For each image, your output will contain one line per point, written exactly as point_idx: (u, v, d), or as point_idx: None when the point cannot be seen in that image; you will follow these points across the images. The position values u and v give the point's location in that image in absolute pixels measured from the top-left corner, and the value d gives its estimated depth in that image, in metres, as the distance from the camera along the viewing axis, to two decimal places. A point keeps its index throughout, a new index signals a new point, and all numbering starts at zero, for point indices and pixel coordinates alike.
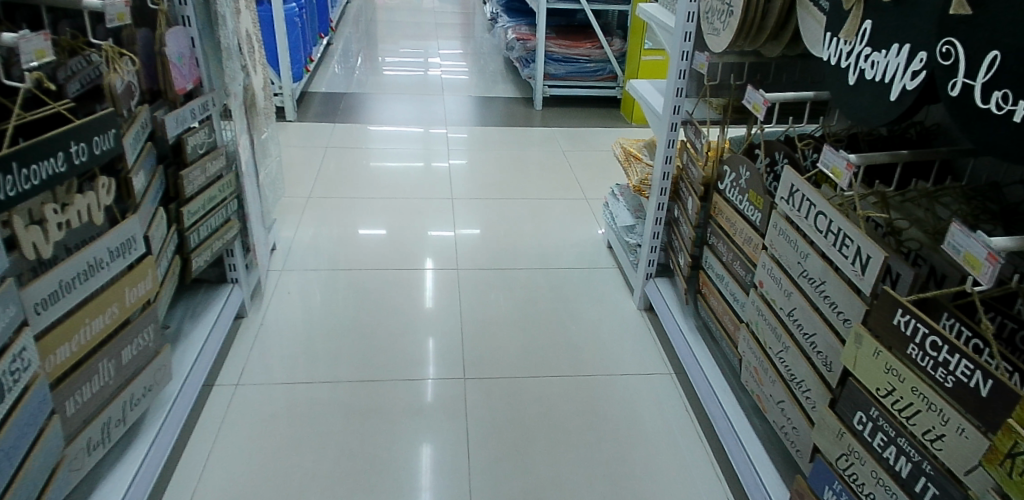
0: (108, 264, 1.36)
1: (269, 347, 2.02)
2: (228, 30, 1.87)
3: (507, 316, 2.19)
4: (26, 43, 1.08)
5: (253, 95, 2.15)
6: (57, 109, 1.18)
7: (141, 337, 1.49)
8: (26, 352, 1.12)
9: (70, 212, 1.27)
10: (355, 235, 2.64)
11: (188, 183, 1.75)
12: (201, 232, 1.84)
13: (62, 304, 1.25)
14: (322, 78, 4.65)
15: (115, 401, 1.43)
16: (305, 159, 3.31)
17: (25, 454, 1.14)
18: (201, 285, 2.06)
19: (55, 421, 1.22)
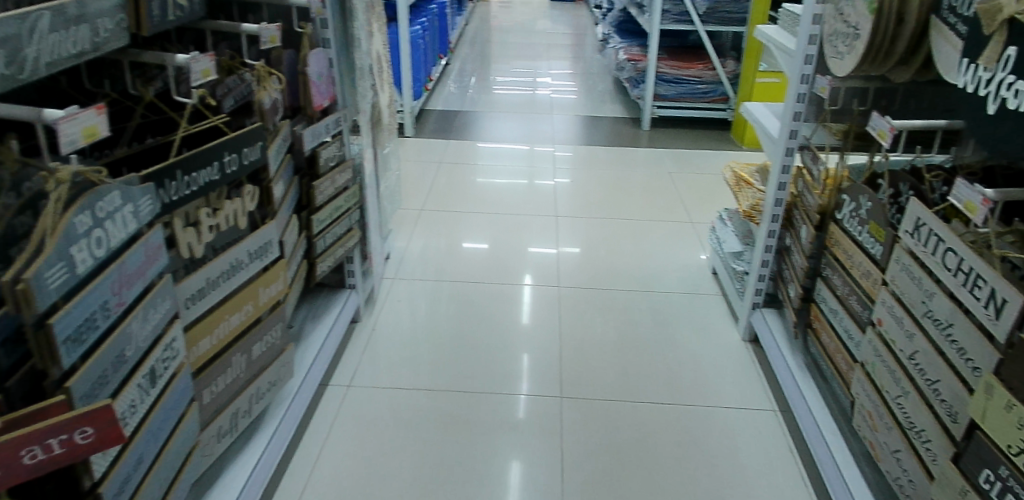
0: (247, 265, 1.48)
1: (378, 352, 2.12)
2: (361, 50, 2.00)
3: (607, 338, 2.20)
4: (196, 64, 1.20)
5: (379, 112, 2.28)
6: (215, 122, 1.31)
7: (269, 335, 1.61)
8: (175, 342, 1.19)
9: (220, 216, 1.40)
10: (460, 248, 2.73)
11: (318, 192, 1.88)
12: (327, 239, 1.97)
13: (206, 300, 1.38)
14: (438, 96, 4.83)
15: (243, 393, 1.55)
16: (418, 173, 3.46)
17: (167, 436, 1.20)
18: (322, 290, 2.19)
19: (191, 411, 1.28)
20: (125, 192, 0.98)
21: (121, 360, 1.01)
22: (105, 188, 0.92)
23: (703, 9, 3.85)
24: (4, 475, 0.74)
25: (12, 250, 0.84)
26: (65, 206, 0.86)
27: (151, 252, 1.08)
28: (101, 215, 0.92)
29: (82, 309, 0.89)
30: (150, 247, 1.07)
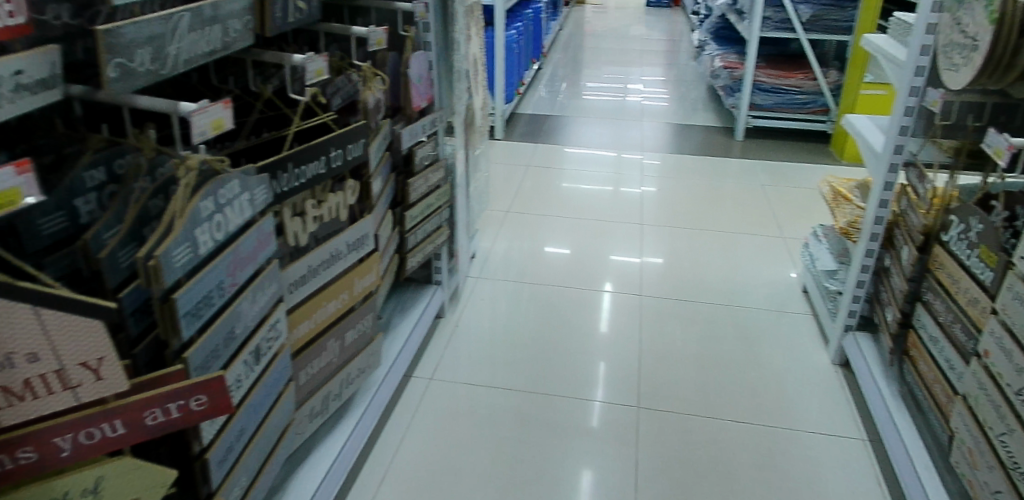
0: (344, 256, 1.55)
1: (460, 348, 2.17)
2: (460, 54, 2.06)
3: (689, 350, 2.17)
4: (311, 64, 1.28)
5: (472, 115, 2.34)
6: (325, 119, 1.38)
7: (361, 323, 1.69)
8: (278, 323, 1.26)
9: (324, 208, 1.48)
10: (543, 251, 2.75)
11: (412, 190, 1.95)
12: (418, 235, 2.03)
13: (308, 286, 1.46)
14: (529, 100, 4.88)
15: (335, 378, 1.63)
16: (506, 175, 3.51)
17: (266, 413, 1.27)
18: (410, 284, 2.27)
19: (288, 390, 1.35)
20: (243, 182, 1.05)
21: (232, 336, 1.08)
22: (226, 177, 0.99)
23: (806, 17, 3.73)
24: (124, 435, 0.74)
25: (146, 228, 0.92)
26: (191, 192, 0.94)
27: (262, 238, 1.15)
28: (222, 202, 1.00)
29: (202, 285, 0.97)
30: (262, 233, 1.15)
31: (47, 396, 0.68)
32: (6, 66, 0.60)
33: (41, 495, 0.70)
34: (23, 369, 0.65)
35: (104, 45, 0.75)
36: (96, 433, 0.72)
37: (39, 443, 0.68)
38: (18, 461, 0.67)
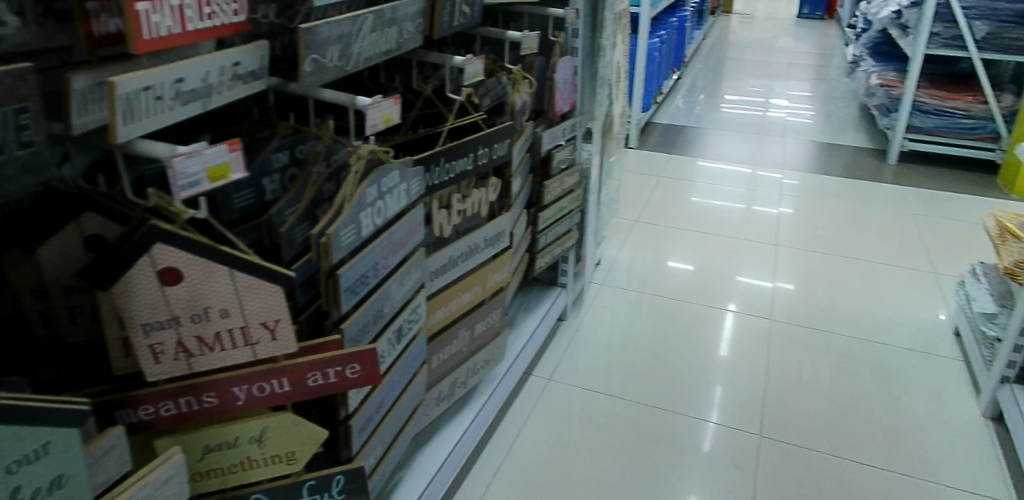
0: (481, 250, 1.62)
1: (580, 352, 2.19)
2: (605, 60, 2.07)
3: (817, 382, 2.07)
4: (470, 65, 1.35)
5: (611, 121, 2.34)
6: (476, 118, 1.44)
7: (490, 316, 1.74)
8: (419, 308, 1.34)
9: (468, 203, 1.55)
10: (670, 265, 2.71)
11: (547, 192, 1.98)
12: (548, 237, 2.07)
13: (447, 276, 1.53)
14: (667, 109, 4.82)
15: (462, 366, 1.69)
16: (637, 185, 3.48)
17: (401, 391, 1.34)
18: (536, 285, 2.31)
19: (421, 372, 1.43)
20: (403, 172, 1.13)
21: (380, 315, 1.16)
22: (388, 167, 1.07)
23: (981, 34, 3.42)
24: (288, 392, 0.82)
25: (319, 209, 1.01)
26: (360, 178, 1.02)
27: (413, 227, 1.23)
28: (384, 190, 1.08)
29: (361, 265, 1.05)
30: (413, 222, 1.23)
31: (232, 349, 0.76)
32: (229, 57, 0.69)
33: (214, 437, 0.80)
34: (216, 322, 0.73)
35: (304, 41, 0.84)
36: (266, 387, 0.80)
37: (220, 389, 0.77)
38: (202, 404, 0.77)
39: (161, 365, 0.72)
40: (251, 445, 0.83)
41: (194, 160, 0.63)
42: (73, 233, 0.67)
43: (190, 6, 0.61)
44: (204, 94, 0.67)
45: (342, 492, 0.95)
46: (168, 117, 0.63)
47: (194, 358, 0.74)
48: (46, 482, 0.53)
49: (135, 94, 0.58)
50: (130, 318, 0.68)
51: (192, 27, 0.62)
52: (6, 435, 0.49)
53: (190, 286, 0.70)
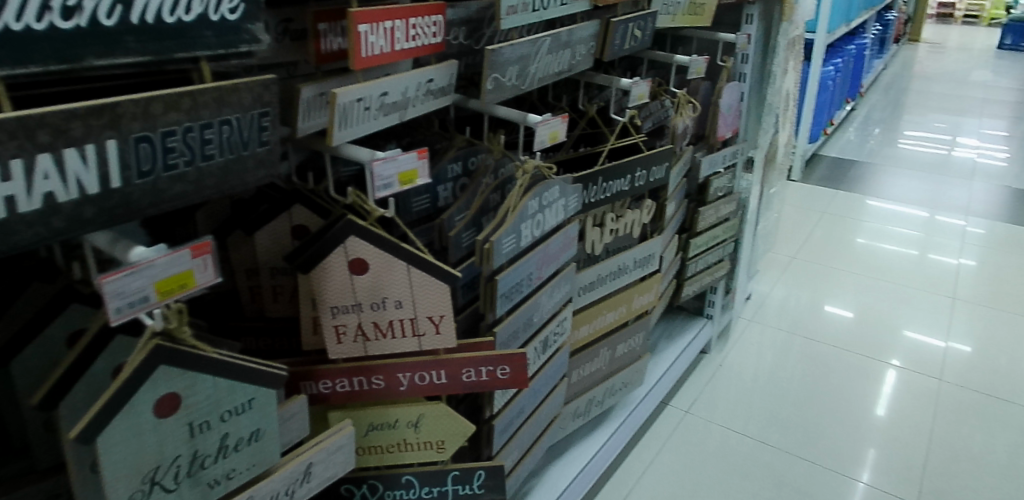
0: (630, 270, 1.62)
1: (722, 388, 2.12)
2: (774, 87, 2.00)
3: (990, 457, 1.88)
4: (636, 88, 1.37)
5: (775, 150, 2.26)
6: (637, 140, 1.45)
7: (632, 339, 1.74)
8: (565, 322, 1.37)
9: (621, 223, 1.56)
10: (827, 308, 2.57)
11: (702, 218, 1.95)
12: (698, 265, 2.04)
13: (594, 292, 1.54)
14: (837, 142, 4.56)
15: (600, 385, 1.70)
16: (797, 220, 3.33)
17: (540, 401, 1.38)
18: (681, 313, 2.27)
19: (561, 385, 1.45)
20: (563, 188, 1.17)
21: (529, 323, 1.21)
22: (551, 182, 1.12)
23: None
24: (444, 383, 0.89)
25: (485, 217, 1.08)
26: (524, 191, 1.08)
27: (568, 241, 1.27)
28: (545, 203, 1.12)
29: (517, 273, 1.11)
30: (568, 236, 1.27)
31: (401, 337, 0.84)
32: (425, 74, 0.77)
33: (377, 416, 0.89)
34: (390, 311, 0.82)
35: (489, 62, 0.91)
36: (426, 377, 0.87)
37: (387, 374, 0.85)
38: (371, 385, 0.85)
39: (342, 346, 0.81)
40: (408, 429, 0.92)
41: (390, 164, 0.71)
42: (284, 222, 0.78)
43: (400, 28, 0.69)
44: (402, 107, 0.75)
45: (481, 488, 1.01)
46: (372, 125, 0.71)
47: (369, 342, 0.83)
48: (246, 433, 0.62)
49: (350, 104, 0.66)
50: (321, 300, 0.78)
51: (400, 47, 0.70)
52: (224, 386, 0.58)
53: (372, 277, 0.79)
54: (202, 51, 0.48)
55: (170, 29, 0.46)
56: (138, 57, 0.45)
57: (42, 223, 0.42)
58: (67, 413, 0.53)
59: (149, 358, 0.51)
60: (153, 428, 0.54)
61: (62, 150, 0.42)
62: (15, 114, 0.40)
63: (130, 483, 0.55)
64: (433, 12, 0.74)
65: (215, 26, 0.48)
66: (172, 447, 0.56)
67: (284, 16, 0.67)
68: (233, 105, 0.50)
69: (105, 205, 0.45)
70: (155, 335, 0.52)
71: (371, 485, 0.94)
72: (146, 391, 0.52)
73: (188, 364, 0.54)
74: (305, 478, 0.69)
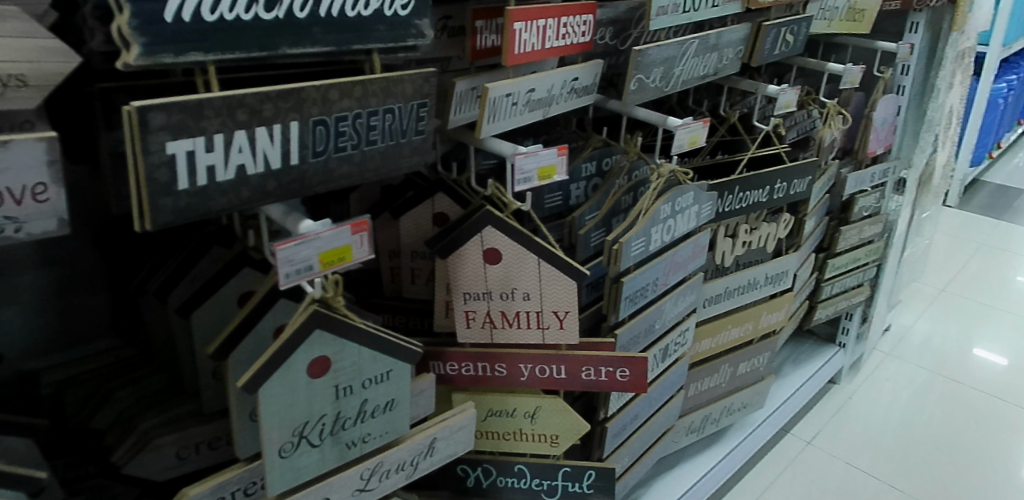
0: (760, 286, 1.55)
1: (849, 423, 1.99)
2: (937, 103, 1.86)
3: None
4: (783, 95, 1.32)
5: (931, 171, 2.10)
6: (780, 150, 1.39)
7: (756, 358, 1.65)
8: (687, 332, 1.34)
9: (755, 235, 1.49)
10: (980, 351, 2.35)
11: (842, 239, 1.84)
12: (834, 288, 1.93)
13: (720, 305, 1.49)
14: (1004, 168, 4.16)
15: (719, 402, 1.63)
16: (950, 250, 3.07)
17: (654, 410, 1.35)
18: (811, 338, 2.16)
19: (677, 398, 1.42)
20: (697, 195, 1.15)
21: (650, 329, 1.19)
22: (686, 188, 1.10)
23: None
24: (564, 379, 0.90)
25: (615, 218, 1.08)
26: (657, 195, 1.07)
27: (697, 250, 1.25)
28: (678, 209, 1.11)
29: (642, 278, 1.10)
30: (698, 244, 1.24)
31: (526, 328, 0.87)
32: (570, 73, 0.78)
33: (497, 403, 0.93)
34: (519, 303, 0.84)
35: (634, 62, 0.91)
36: (547, 370, 0.89)
37: (510, 363, 0.87)
38: (494, 372, 0.88)
39: (470, 330, 0.85)
40: (525, 419, 0.94)
41: (531, 159, 0.73)
42: (427, 208, 0.83)
43: (551, 27, 0.71)
44: (547, 104, 0.77)
45: (590, 488, 1.01)
46: (517, 121, 0.73)
47: (496, 329, 0.86)
48: (382, 402, 0.66)
49: (500, 99, 0.69)
50: (455, 285, 0.82)
51: (551, 45, 0.72)
52: (367, 355, 0.63)
53: (505, 267, 0.82)
54: (375, 43, 0.52)
55: (351, 22, 0.50)
56: (322, 46, 0.49)
57: (233, 193, 0.48)
58: (235, 365, 0.59)
59: (307, 321, 0.56)
60: (305, 386, 0.60)
61: (254, 128, 0.47)
62: (221, 94, 0.45)
63: (283, 435, 0.60)
64: (585, 12, 0.76)
65: (388, 21, 0.52)
66: (319, 405, 0.62)
67: (444, 13, 0.71)
68: (397, 95, 0.54)
69: (284, 180, 0.50)
70: (313, 301, 0.57)
71: (485, 469, 0.97)
72: (303, 351, 0.58)
73: (339, 331, 0.59)
74: (429, 452, 0.73)
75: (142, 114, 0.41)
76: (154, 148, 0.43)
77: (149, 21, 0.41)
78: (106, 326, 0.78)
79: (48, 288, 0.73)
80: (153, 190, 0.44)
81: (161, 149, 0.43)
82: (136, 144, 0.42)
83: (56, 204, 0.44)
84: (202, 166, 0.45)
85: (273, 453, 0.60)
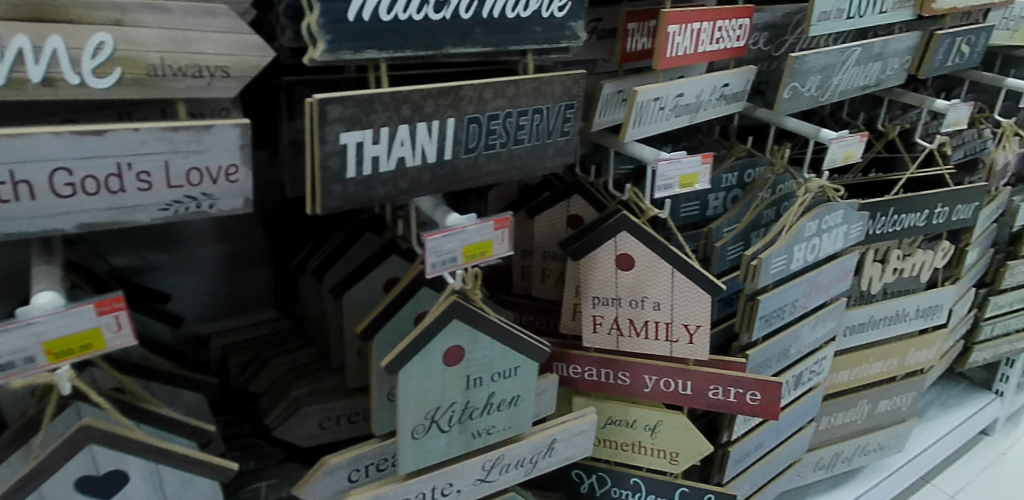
0: (910, 319, 1.43)
1: (1003, 481, 1.80)
2: None
3: None
4: (953, 112, 1.22)
5: None
6: (944, 172, 1.27)
7: (899, 397, 1.51)
8: (823, 361, 1.25)
9: (908, 262, 1.38)
10: None
11: (1009, 274, 1.67)
12: (995, 328, 1.75)
13: (863, 335, 1.39)
14: None
15: (854, 439, 1.50)
16: None
17: (781, 440, 1.28)
18: (962, 382, 1.97)
19: (806, 429, 1.32)
20: (846, 214, 1.08)
21: (784, 354, 1.14)
22: (835, 206, 1.04)
23: None
24: (689, 395, 0.88)
25: (755, 233, 1.05)
26: (803, 211, 1.02)
27: (841, 273, 1.17)
28: (824, 227, 1.05)
29: (779, 298, 1.06)
30: (843, 268, 1.17)
31: (653, 338, 0.86)
32: (721, 79, 0.76)
33: (617, 412, 0.92)
34: (648, 312, 0.84)
35: (790, 69, 0.87)
36: (672, 384, 0.87)
37: (634, 373, 0.86)
38: (617, 379, 0.87)
39: (596, 335, 0.85)
40: (645, 432, 0.93)
41: (673, 166, 0.72)
42: (563, 209, 0.84)
43: (706, 31, 0.70)
44: (694, 109, 0.75)
45: None
46: (663, 126, 0.73)
47: (622, 337, 0.86)
48: (508, 397, 0.68)
49: (648, 103, 0.69)
50: (586, 288, 0.82)
51: (703, 49, 0.71)
52: (498, 349, 0.64)
53: (637, 274, 0.81)
54: (531, 45, 0.54)
55: (510, 24, 0.52)
56: (483, 47, 0.51)
57: (392, 184, 0.50)
58: (379, 346, 0.63)
59: (446, 311, 0.59)
60: (440, 373, 0.62)
61: (416, 123, 0.49)
62: (390, 89, 0.48)
63: (416, 417, 0.63)
64: (741, 16, 0.74)
65: (544, 23, 0.53)
66: (450, 392, 0.64)
67: (596, 15, 0.71)
68: (547, 96, 0.55)
69: (438, 174, 0.52)
70: (453, 292, 0.60)
71: (599, 477, 0.97)
72: (440, 339, 0.60)
73: (474, 323, 0.61)
74: (549, 452, 0.74)
75: (322, 106, 0.45)
76: (329, 138, 0.46)
77: (334, 19, 0.44)
78: (267, 298, 0.86)
79: (221, 260, 0.81)
80: (325, 176, 0.47)
81: (335, 139, 0.46)
82: (315, 134, 0.45)
83: (244, 185, 0.48)
84: (368, 156, 0.48)
85: (406, 434, 0.63)
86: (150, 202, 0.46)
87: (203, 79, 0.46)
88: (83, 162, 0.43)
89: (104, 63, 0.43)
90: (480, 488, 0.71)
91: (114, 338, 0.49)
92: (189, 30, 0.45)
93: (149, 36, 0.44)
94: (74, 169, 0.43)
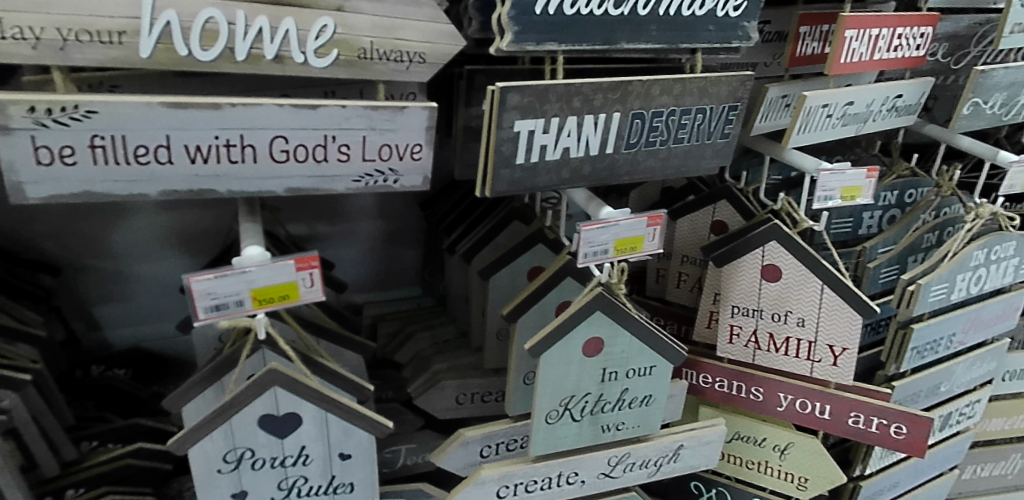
0: None
1: None
2: None
3: None
4: None
5: None
6: None
7: None
8: (976, 404, 1.15)
9: None
10: None
11: None
12: None
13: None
14: None
15: (1004, 495, 1.36)
16: None
17: (920, 482, 1.18)
18: None
19: (950, 475, 1.22)
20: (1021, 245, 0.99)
21: (934, 390, 1.05)
22: (1008, 235, 0.96)
23: None
24: (827, 419, 0.84)
25: (913, 258, 0.98)
26: (971, 238, 0.95)
27: (1009, 311, 1.07)
28: (994, 257, 0.97)
29: (935, 329, 0.98)
30: (1010, 305, 1.07)
31: (794, 356, 0.83)
32: (895, 89, 0.72)
33: (746, 428, 0.90)
34: (792, 327, 0.81)
35: (973, 83, 0.81)
36: (809, 406, 0.83)
37: (769, 389, 0.84)
38: (750, 394, 0.85)
39: (732, 346, 0.84)
40: (773, 452, 0.90)
41: (836, 178, 0.69)
42: (709, 213, 0.83)
43: (885, 37, 0.67)
44: (863, 119, 0.72)
45: None
46: (828, 135, 0.70)
47: (759, 352, 0.83)
48: (640, 395, 0.68)
49: (815, 110, 0.67)
50: (727, 297, 0.81)
51: (880, 57, 0.67)
52: (635, 347, 0.65)
53: (784, 287, 0.78)
54: (703, 43, 0.53)
55: (685, 21, 0.52)
56: (656, 43, 0.52)
57: (555, 173, 0.52)
58: (522, 330, 0.65)
59: (591, 303, 0.60)
60: (577, 362, 0.63)
61: (584, 116, 0.51)
62: (565, 81, 0.49)
63: (551, 403, 0.64)
64: (924, 23, 0.70)
65: (718, 21, 0.53)
66: (584, 383, 0.65)
67: (766, 17, 0.70)
68: (710, 96, 0.55)
69: (598, 166, 0.53)
70: (598, 285, 0.61)
71: (720, 492, 0.95)
72: (581, 329, 0.61)
73: (616, 318, 0.62)
74: (675, 457, 0.73)
75: (503, 94, 0.47)
76: (506, 124, 0.48)
77: (522, 12, 0.46)
78: (414, 276, 0.91)
79: (378, 237, 0.87)
80: (498, 160, 0.49)
81: (511, 126, 0.49)
82: (494, 120, 0.48)
83: (425, 163, 0.52)
84: (537, 144, 0.50)
85: (540, 417, 0.65)
86: (345, 172, 0.50)
87: (402, 63, 0.50)
88: (298, 132, 0.48)
89: (324, 44, 0.47)
90: (602, 483, 0.72)
91: (307, 293, 0.54)
92: (394, 18, 0.48)
93: (362, 22, 0.48)
94: (290, 138, 0.48)
